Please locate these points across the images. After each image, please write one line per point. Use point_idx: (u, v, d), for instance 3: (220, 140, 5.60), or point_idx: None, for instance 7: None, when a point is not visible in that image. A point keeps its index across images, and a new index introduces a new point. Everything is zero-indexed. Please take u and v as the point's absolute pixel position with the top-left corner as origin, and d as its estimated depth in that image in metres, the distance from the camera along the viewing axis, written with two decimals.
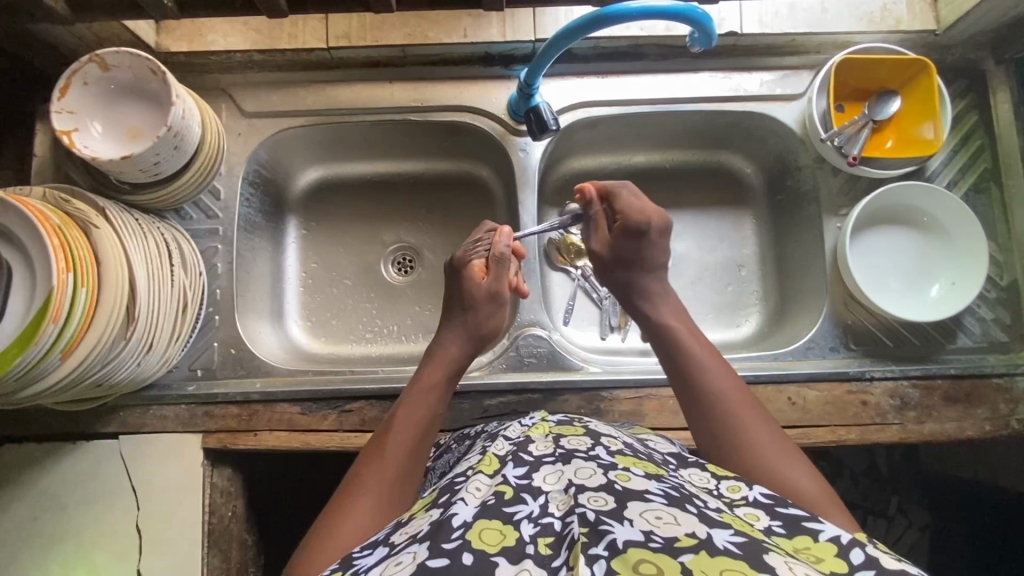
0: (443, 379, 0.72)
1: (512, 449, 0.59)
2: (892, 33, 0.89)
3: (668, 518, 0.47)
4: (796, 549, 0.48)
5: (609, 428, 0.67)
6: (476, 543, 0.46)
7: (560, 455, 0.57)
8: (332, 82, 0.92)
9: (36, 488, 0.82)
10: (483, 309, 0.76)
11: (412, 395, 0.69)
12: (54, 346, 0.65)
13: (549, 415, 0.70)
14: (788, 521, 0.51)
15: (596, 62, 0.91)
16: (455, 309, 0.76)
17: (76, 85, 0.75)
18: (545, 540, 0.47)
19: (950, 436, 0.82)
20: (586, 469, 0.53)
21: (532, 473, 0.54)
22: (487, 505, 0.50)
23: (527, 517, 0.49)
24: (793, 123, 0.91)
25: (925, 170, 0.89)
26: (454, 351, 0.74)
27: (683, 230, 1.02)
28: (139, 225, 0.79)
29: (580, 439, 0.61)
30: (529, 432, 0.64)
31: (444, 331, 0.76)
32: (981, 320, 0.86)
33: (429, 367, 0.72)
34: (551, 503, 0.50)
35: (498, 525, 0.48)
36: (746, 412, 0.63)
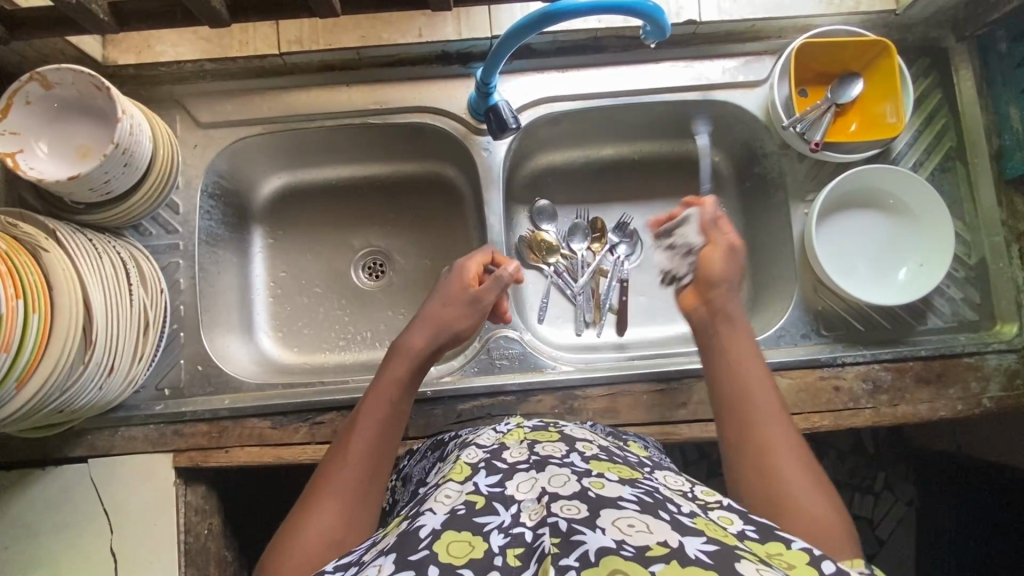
0: (410, 373, 0.71)
1: (485, 457, 0.59)
2: (852, 15, 0.88)
3: (641, 526, 0.46)
4: (769, 554, 0.47)
5: (584, 430, 0.67)
6: (443, 556, 0.46)
7: (535, 462, 0.56)
8: (288, 88, 0.90)
9: (6, 518, 0.81)
10: (460, 309, 0.75)
11: (376, 393, 0.68)
12: (8, 373, 0.63)
13: (525, 420, 0.70)
14: (761, 527, 0.51)
15: (556, 56, 0.89)
16: (432, 305, 0.75)
17: (18, 105, 0.72)
18: (514, 551, 0.46)
19: (923, 417, 0.82)
20: (560, 476, 0.53)
21: (505, 481, 0.54)
22: (457, 515, 0.50)
23: (496, 528, 0.49)
24: (756, 109, 0.90)
25: (890, 152, 0.89)
26: (421, 343, 0.72)
27: (653, 222, 1.02)
28: (94, 245, 0.77)
29: (555, 445, 0.60)
30: (503, 439, 0.63)
31: (414, 324, 0.74)
32: (950, 300, 0.87)
33: (397, 361, 0.71)
34: (522, 513, 0.50)
35: (467, 536, 0.48)
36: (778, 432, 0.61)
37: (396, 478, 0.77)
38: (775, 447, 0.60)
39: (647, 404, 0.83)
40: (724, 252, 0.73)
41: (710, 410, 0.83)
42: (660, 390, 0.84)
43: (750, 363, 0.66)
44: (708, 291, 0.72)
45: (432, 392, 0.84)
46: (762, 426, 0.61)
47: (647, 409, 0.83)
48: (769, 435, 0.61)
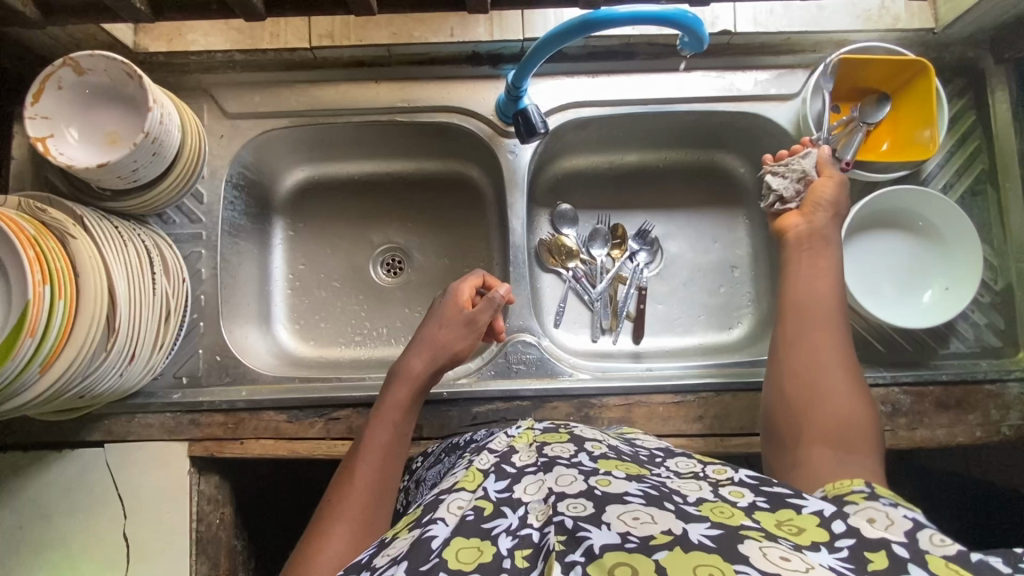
0: (410, 397, 0.72)
1: (495, 462, 0.59)
2: (889, 31, 0.87)
3: (645, 518, 0.45)
4: (779, 521, 0.47)
5: (596, 432, 0.66)
6: (453, 563, 0.45)
7: (543, 464, 0.57)
8: (317, 82, 0.90)
9: (22, 498, 0.82)
10: (457, 332, 0.76)
11: (378, 419, 0.69)
12: (32, 359, 0.64)
13: (535, 423, 0.69)
14: (772, 497, 0.51)
15: (587, 61, 0.89)
16: (428, 328, 0.76)
17: (51, 90, 0.73)
18: (522, 553, 0.46)
19: (941, 442, 0.81)
20: (567, 476, 0.53)
21: (513, 485, 0.54)
22: (465, 522, 0.49)
23: (505, 531, 0.48)
24: (786, 123, 0.89)
25: (921, 173, 0.88)
26: (419, 367, 0.73)
27: (675, 230, 1.02)
28: (119, 232, 0.77)
29: (563, 446, 0.61)
30: (513, 442, 0.63)
31: (411, 348, 0.75)
32: (974, 325, 0.86)
33: (397, 387, 0.72)
34: (530, 514, 0.50)
35: (475, 541, 0.47)
36: (828, 353, 0.66)
37: (410, 480, 0.78)
38: (832, 361, 0.65)
39: (663, 416, 0.83)
40: (841, 184, 0.77)
41: (725, 425, 0.82)
42: (676, 402, 0.83)
43: (820, 277, 0.71)
44: (816, 212, 0.75)
45: (448, 394, 0.83)
46: (822, 345, 0.66)
47: (662, 421, 0.83)
48: (824, 351, 0.66)
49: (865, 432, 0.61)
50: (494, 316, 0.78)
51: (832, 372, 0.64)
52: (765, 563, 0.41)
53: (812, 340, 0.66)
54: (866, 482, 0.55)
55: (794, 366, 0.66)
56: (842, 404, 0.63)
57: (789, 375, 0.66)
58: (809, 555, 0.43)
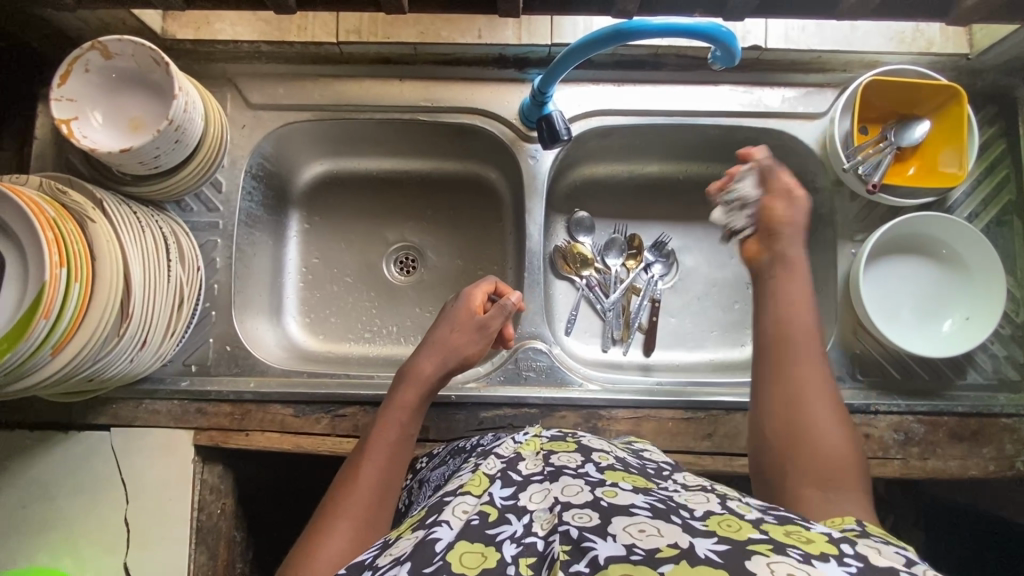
0: (419, 398, 0.72)
1: (501, 467, 0.58)
2: (922, 55, 0.85)
3: (651, 531, 0.45)
4: (787, 534, 0.46)
5: (604, 442, 0.66)
6: (455, 566, 0.44)
7: (549, 473, 0.56)
8: (341, 77, 0.89)
9: (26, 478, 0.82)
10: (467, 337, 0.76)
11: (386, 417, 0.69)
12: (44, 342, 0.63)
13: (542, 429, 0.69)
14: (781, 516, 0.50)
15: (613, 69, 0.88)
16: (439, 331, 0.76)
17: (77, 72, 0.73)
18: (526, 561, 0.46)
19: (953, 474, 0.80)
20: (574, 487, 0.52)
21: (519, 493, 0.53)
22: (470, 526, 0.48)
23: (509, 538, 0.48)
24: (813, 142, 0.88)
25: (946, 201, 0.86)
26: (430, 369, 0.73)
27: (692, 243, 1.01)
28: (136, 218, 0.77)
29: (570, 455, 0.60)
30: (520, 449, 0.63)
31: (422, 350, 0.75)
32: (993, 356, 0.84)
33: (406, 386, 0.72)
34: (535, 522, 0.49)
35: (480, 546, 0.46)
36: (813, 386, 0.63)
37: (413, 480, 0.77)
38: (817, 396, 0.62)
39: (671, 431, 0.82)
40: (793, 200, 0.70)
41: (734, 444, 0.81)
42: (685, 419, 0.82)
43: (804, 312, 0.66)
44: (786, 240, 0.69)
45: (455, 397, 0.83)
46: (805, 379, 0.63)
47: (670, 437, 0.82)
48: (808, 387, 0.63)
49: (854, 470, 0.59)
50: (502, 324, 0.79)
51: (818, 408, 0.62)
52: None
53: (794, 376, 0.63)
54: (857, 521, 0.52)
55: (781, 395, 0.63)
56: (831, 442, 0.60)
57: (776, 404, 0.63)
58: (818, 565, 0.41)
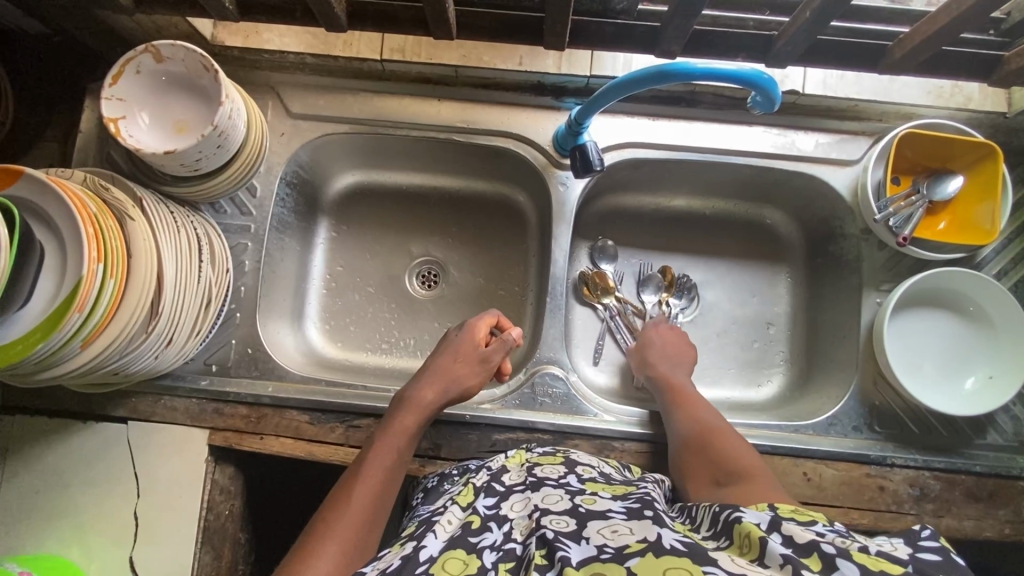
0: (416, 425, 0.74)
1: (487, 479, 0.63)
2: (961, 110, 0.85)
3: (622, 531, 0.49)
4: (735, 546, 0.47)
5: (588, 458, 0.71)
6: (440, 573, 0.48)
7: (531, 484, 0.60)
8: (381, 92, 0.91)
9: (42, 464, 0.83)
10: (470, 368, 0.79)
11: (383, 441, 0.70)
12: (76, 334, 0.65)
13: (530, 447, 0.75)
14: (725, 525, 0.51)
15: (649, 103, 0.89)
16: (442, 361, 0.79)
17: (129, 74, 0.75)
18: (505, 565, 0.49)
19: (967, 534, 0.79)
20: (554, 495, 0.56)
21: (501, 502, 0.57)
22: (455, 536, 0.52)
23: (490, 546, 0.51)
24: (844, 188, 0.88)
25: (975, 257, 0.86)
26: (431, 397, 0.76)
27: (716, 279, 1.01)
28: (174, 219, 0.78)
29: (555, 468, 0.64)
30: (507, 462, 0.68)
31: (423, 377, 0.78)
32: (1014, 418, 0.83)
33: (406, 413, 0.74)
34: (514, 529, 0.53)
35: (462, 554, 0.50)
36: (717, 428, 0.73)
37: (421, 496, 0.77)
38: (722, 432, 0.72)
39: None
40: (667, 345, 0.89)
41: None
42: None
43: (690, 396, 0.80)
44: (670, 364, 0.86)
45: (469, 417, 0.83)
46: (709, 425, 0.74)
47: None
48: (711, 427, 0.73)
49: (759, 474, 0.65)
50: (501, 360, 0.82)
51: (724, 438, 0.71)
52: (731, 566, 0.43)
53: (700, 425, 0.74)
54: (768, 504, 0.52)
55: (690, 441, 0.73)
56: (738, 458, 0.67)
57: (687, 447, 0.73)
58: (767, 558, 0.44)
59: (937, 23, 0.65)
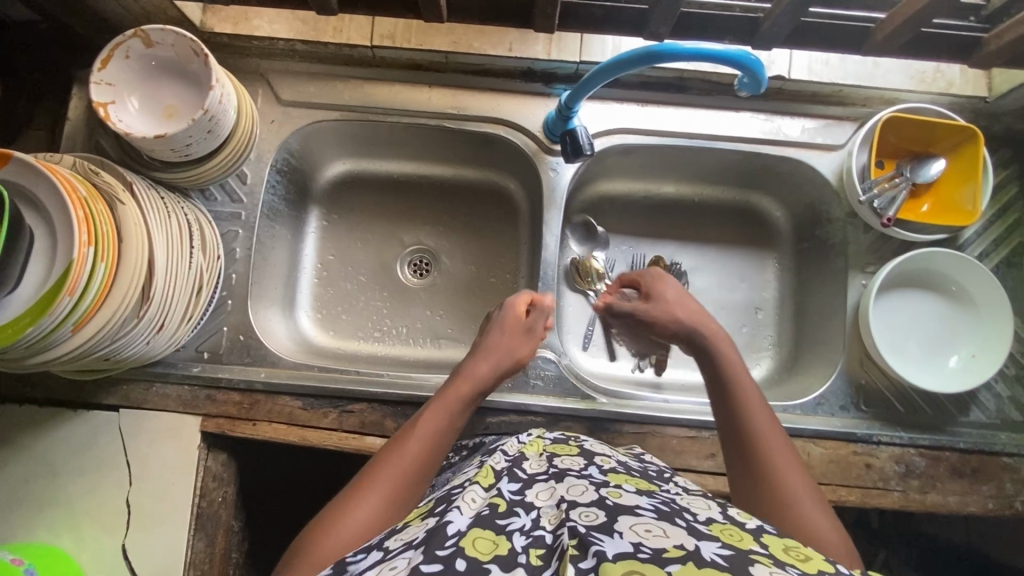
0: (471, 394, 0.71)
1: (507, 464, 0.61)
2: (941, 95, 0.87)
3: (656, 531, 0.46)
4: (786, 549, 0.47)
5: (603, 447, 0.69)
6: (470, 550, 0.46)
7: (554, 473, 0.58)
8: (371, 80, 0.91)
9: (32, 453, 0.82)
10: (521, 342, 0.78)
11: (435, 402, 0.69)
12: (67, 317, 0.65)
13: (544, 433, 0.73)
14: (778, 526, 0.52)
15: (638, 89, 0.90)
16: (496, 334, 0.78)
17: (118, 59, 0.75)
18: (536, 552, 0.47)
19: (952, 509, 0.81)
20: (578, 487, 0.54)
21: (525, 489, 0.55)
22: (482, 515, 0.50)
23: (519, 530, 0.49)
24: (829, 173, 0.89)
25: (958, 239, 0.88)
26: (485, 370, 0.73)
27: (704, 265, 1.02)
28: (164, 204, 0.78)
29: (574, 459, 0.63)
30: (525, 449, 0.66)
31: (478, 352, 0.76)
32: (996, 396, 0.85)
33: (460, 382, 0.71)
34: (542, 517, 0.51)
35: (491, 534, 0.48)
36: (775, 448, 0.61)
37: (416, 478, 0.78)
38: (780, 454, 0.60)
39: (674, 449, 0.82)
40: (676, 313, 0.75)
41: None
42: (689, 438, 0.83)
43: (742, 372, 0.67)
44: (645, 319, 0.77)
45: None
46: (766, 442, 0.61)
47: (674, 454, 0.82)
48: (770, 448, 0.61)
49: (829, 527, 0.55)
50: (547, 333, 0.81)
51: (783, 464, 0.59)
52: None
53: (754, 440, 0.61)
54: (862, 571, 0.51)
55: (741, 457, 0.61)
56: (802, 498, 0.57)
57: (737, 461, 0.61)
58: None
59: (918, 5, 0.66)
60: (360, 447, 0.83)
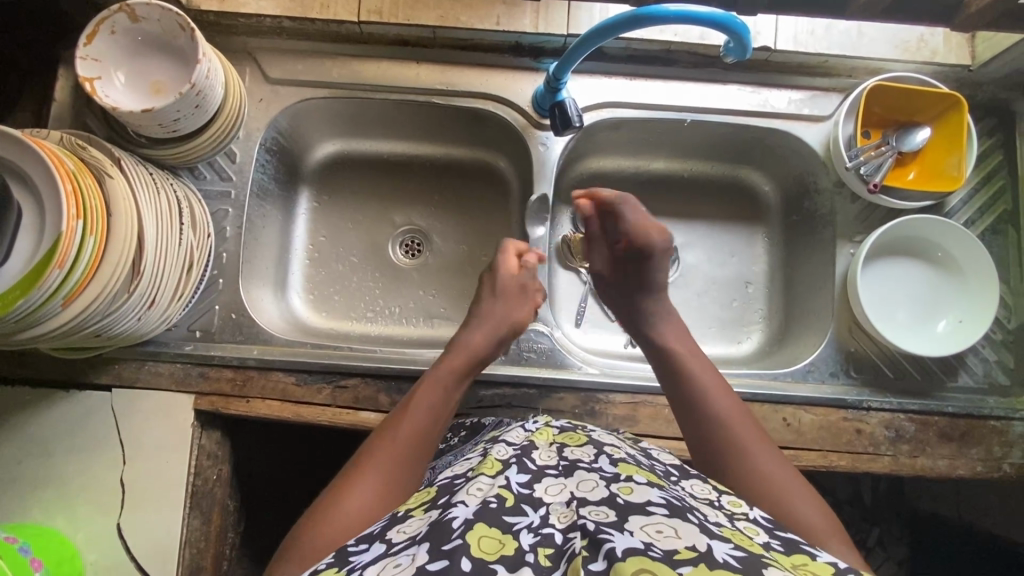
0: (465, 365, 0.74)
1: (514, 454, 0.58)
2: (926, 64, 0.88)
3: (668, 532, 0.45)
4: (794, 564, 0.46)
5: (612, 438, 0.66)
6: (475, 549, 0.45)
7: (565, 466, 0.55)
8: (359, 57, 0.91)
9: (24, 434, 0.82)
10: (516, 306, 0.80)
11: (429, 380, 0.71)
12: (57, 290, 0.64)
13: (552, 420, 0.68)
14: (786, 543, 0.50)
15: (625, 63, 0.90)
16: (490, 304, 0.79)
17: (104, 34, 0.74)
18: (545, 551, 0.45)
19: (941, 472, 0.82)
20: (589, 482, 0.52)
21: (534, 482, 0.53)
22: (488, 509, 0.49)
23: (526, 528, 0.47)
24: (816, 144, 0.90)
25: (944, 206, 0.88)
26: (478, 341, 0.76)
27: (694, 241, 1.03)
28: (153, 180, 0.78)
29: (584, 449, 0.59)
30: (533, 437, 0.62)
31: (471, 324, 0.78)
32: (984, 361, 0.86)
33: (452, 355, 0.74)
34: (552, 514, 0.49)
35: (498, 533, 0.47)
36: (748, 432, 0.65)
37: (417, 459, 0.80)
38: (755, 441, 0.64)
39: (667, 418, 0.83)
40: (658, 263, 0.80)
41: None
42: None
43: (697, 359, 0.73)
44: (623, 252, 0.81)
45: None
46: (740, 430, 0.65)
47: (667, 423, 0.83)
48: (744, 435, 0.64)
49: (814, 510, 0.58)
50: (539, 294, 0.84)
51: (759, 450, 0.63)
52: None
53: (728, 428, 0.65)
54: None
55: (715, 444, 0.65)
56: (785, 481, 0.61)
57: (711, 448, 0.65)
58: None
59: None
60: (354, 422, 0.83)
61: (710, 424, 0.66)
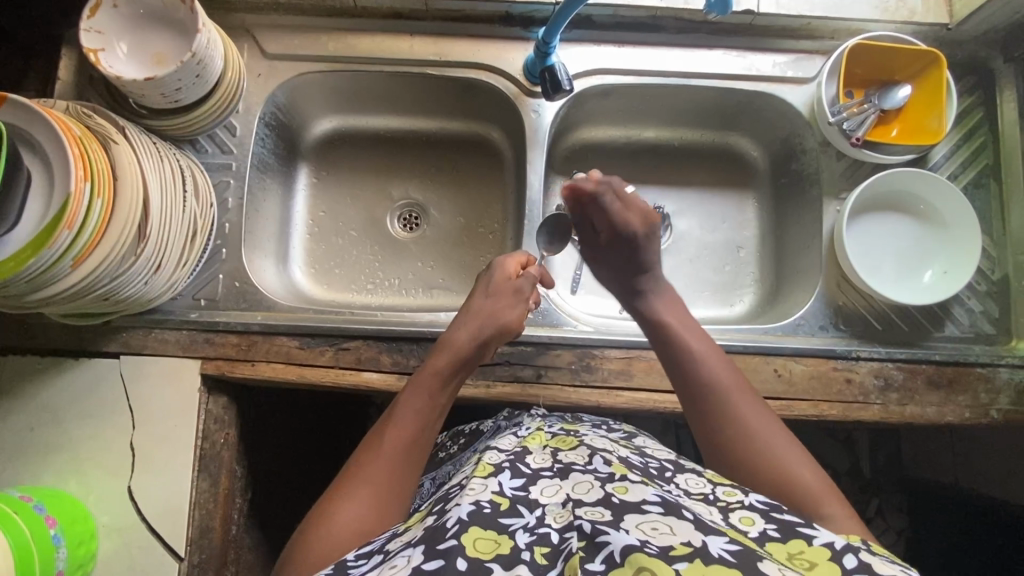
0: (452, 367, 0.71)
1: (508, 458, 0.59)
2: (905, 23, 0.91)
3: (664, 529, 0.47)
4: (789, 555, 0.48)
5: (605, 440, 0.67)
6: (470, 550, 0.46)
7: (559, 469, 0.58)
8: (354, 31, 0.94)
9: (36, 402, 0.84)
10: (507, 303, 0.77)
11: (415, 386, 0.69)
12: (67, 251, 0.66)
13: (545, 425, 0.71)
14: (782, 525, 0.51)
15: (613, 30, 0.93)
16: (478, 302, 0.77)
17: (107, 7, 0.77)
18: (541, 550, 0.47)
19: (930, 419, 0.84)
20: (584, 483, 0.54)
21: (529, 485, 0.55)
22: (482, 512, 0.50)
23: (522, 528, 0.49)
24: (801, 106, 0.92)
25: (927, 160, 0.91)
26: (464, 338, 0.73)
27: (686, 208, 1.05)
28: (156, 148, 0.80)
29: (577, 452, 0.61)
30: (525, 442, 0.64)
31: (456, 323, 0.75)
32: (969, 311, 0.88)
33: (438, 355, 0.72)
34: (548, 515, 0.51)
35: (492, 534, 0.48)
36: (740, 394, 0.66)
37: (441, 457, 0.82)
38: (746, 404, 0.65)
39: (661, 370, 0.85)
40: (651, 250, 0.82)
41: None
42: None
43: (687, 328, 0.73)
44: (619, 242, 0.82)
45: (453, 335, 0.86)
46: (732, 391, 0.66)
47: (661, 376, 0.85)
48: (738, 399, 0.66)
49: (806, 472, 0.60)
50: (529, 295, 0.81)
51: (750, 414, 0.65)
52: None
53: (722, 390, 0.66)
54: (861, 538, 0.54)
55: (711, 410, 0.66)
56: (777, 446, 0.62)
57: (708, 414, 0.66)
58: None
59: None
60: (357, 382, 0.85)
61: (705, 394, 0.67)
